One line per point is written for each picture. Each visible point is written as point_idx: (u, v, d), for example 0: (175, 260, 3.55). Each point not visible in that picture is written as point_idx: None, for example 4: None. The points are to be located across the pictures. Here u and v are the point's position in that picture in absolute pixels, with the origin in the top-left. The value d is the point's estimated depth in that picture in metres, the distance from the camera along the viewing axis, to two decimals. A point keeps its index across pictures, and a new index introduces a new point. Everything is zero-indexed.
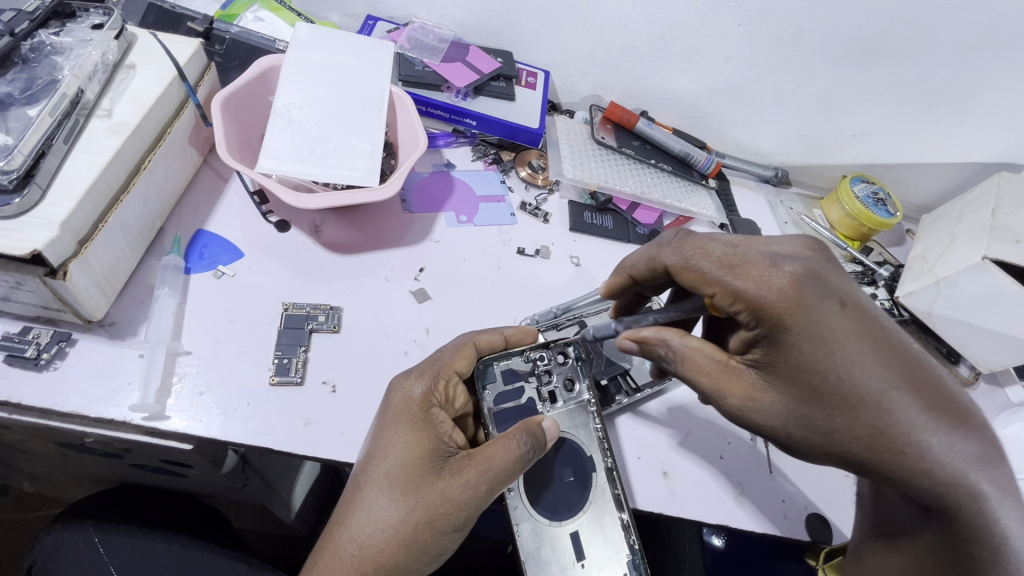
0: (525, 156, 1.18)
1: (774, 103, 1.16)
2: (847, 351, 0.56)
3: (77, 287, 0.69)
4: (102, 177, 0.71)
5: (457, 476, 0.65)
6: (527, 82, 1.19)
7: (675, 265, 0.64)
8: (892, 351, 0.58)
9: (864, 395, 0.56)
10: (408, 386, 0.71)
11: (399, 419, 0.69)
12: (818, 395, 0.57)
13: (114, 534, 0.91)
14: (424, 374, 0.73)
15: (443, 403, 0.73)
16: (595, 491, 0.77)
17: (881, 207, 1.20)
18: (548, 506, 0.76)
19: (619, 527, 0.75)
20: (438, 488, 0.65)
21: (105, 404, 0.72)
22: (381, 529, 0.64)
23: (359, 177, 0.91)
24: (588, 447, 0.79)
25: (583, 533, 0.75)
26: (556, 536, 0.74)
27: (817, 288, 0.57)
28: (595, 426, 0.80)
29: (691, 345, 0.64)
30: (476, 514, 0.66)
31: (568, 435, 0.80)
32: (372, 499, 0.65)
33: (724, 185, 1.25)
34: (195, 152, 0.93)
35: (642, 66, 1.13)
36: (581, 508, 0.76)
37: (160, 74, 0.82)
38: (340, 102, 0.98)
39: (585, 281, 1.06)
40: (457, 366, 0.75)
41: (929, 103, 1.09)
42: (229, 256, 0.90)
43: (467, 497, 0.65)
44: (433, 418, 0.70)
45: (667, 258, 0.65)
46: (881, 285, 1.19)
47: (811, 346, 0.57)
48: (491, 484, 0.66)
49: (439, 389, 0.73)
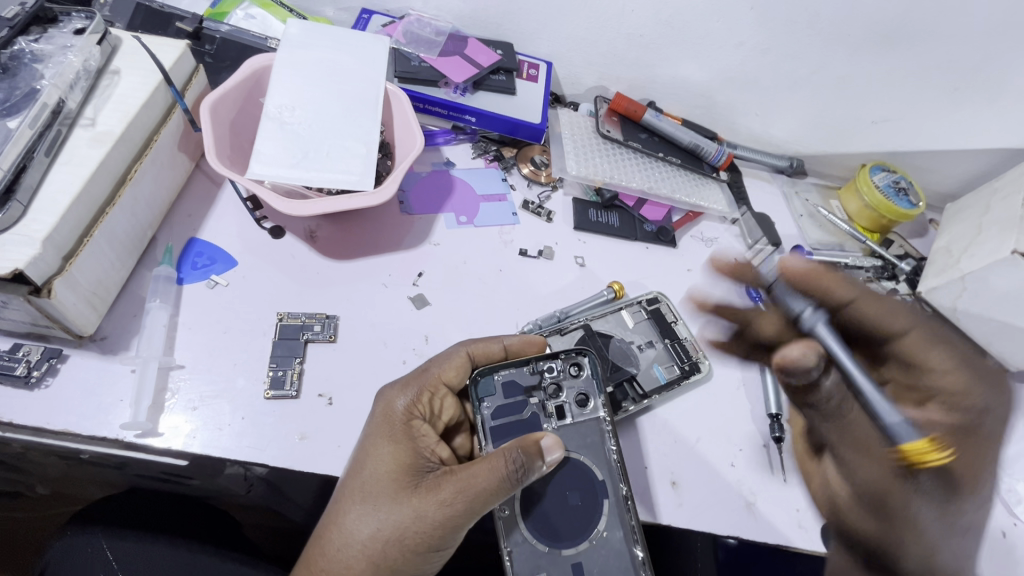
0: (528, 152, 1.14)
1: (789, 91, 1.10)
2: (892, 354, 0.75)
3: (64, 304, 0.68)
4: (86, 190, 0.69)
5: (433, 492, 0.63)
6: (529, 74, 1.14)
7: (837, 304, 0.74)
8: (911, 367, 0.74)
9: (874, 356, 0.75)
10: (392, 398, 0.71)
11: (379, 433, 0.68)
12: (854, 406, 0.69)
13: (124, 539, 0.91)
14: (410, 385, 0.72)
15: (427, 417, 0.72)
16: (602, 518, 0.69)
17: (903, 197, 1.14)
18: (547, 532, 0.68)
19: (626, 559, 0.68)
20: (411, 504, 0.63)
21: (96, 422, 0.71)
22: (351, 546, 0.62)
23: (353, 181, 0.88)
24: (599, 469, 0.72)
25: (587, 563, 0.67)
26: (554, 567, 0.67)
27: (965, 422, 0.70)
28: (611, 448, 0.72)
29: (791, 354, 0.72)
30: (453, 536, 0.63)
31: (575, 455, 0.72)
32: (346, 513, 0.64)
33: (737, 178, 1.20)
34: (186, 159, 0.91)
35: (649, 54, 1.08)
36: (587, 538, 0.68)
37: (146, 78, 0.80)
38: (334, 102, 0.95)
39: (590, 282, 1.03)
40: (446, 377, 0.74)
41: (955, 87, 1.03)
42: (223, 264, 0.88)
43: (443, 515, 0.62)
44: (413, 431, 0.69)
45: (846, 294, 0.74)
46: (904, 280, 1.14)
47: (871, 336, 0.75)
48: (467, 505, 0.62)
49: (424, 401, 0.72)
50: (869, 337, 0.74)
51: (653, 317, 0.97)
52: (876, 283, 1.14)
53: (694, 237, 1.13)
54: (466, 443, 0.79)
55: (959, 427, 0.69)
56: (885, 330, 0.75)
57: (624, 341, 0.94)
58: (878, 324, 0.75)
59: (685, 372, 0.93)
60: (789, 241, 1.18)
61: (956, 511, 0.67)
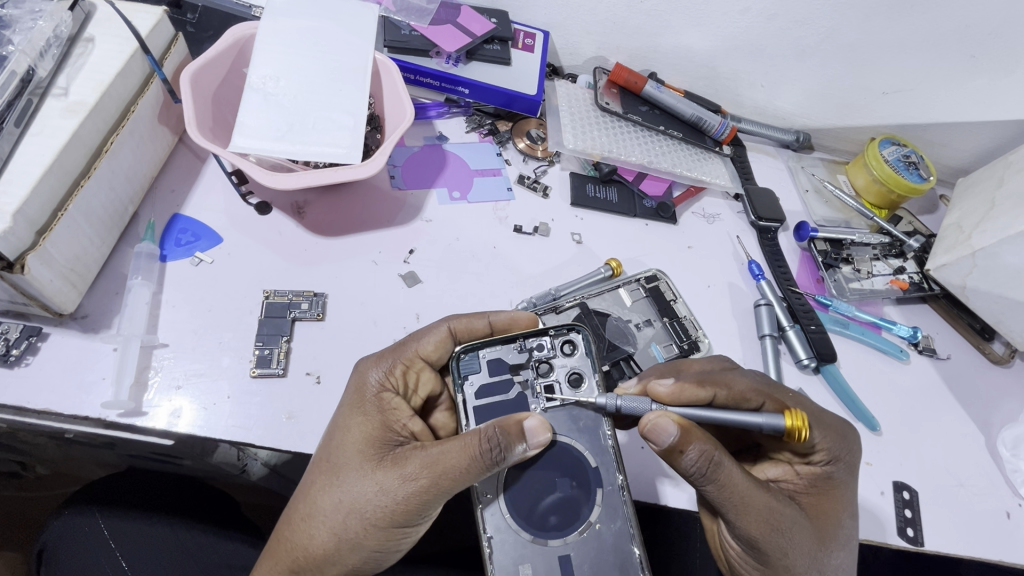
0: (523, 125, 1.10)
1: (795, 60, 1.05)
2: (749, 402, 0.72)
3: (39, 280, 0.68)
4: (58, 162, 0.68)
5: (399, 466, 0.62)
6: (524, 44, 1.09)
7: (700, 377, 0.73)
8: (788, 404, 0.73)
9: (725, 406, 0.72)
10: (366, 370, 0.71)
11: (351, 405, 0.68)
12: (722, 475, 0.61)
13: (119, 518, 0.88)
14: (385, 358, 0.71)
15: (401, 390, 0.71)
16: (595, 509, 0.66)
17: (913, 171, 1.09)
18: (534, 519, 0.66)
19: (618, 553, 0.65)
20: (376, 477, 0.62)
21: (79, 400, 0.72)
22: (316, 516, 0.62)
23: (341, 154, 0.85)
24: (593, 456, 0.68)
25: (576, 555, 0.65)
26: (540, 556, 0.65)
27: (856, 443, 0.73)
28: (606, 435, 0.69)
29: (678, 398, 0.70)
30: (419, 512, 0.62)
31: (565, 439, 0.69)
32: (313, 483, 0.64)
33: (740, 152, 1.16)
34: (168, 132, 0.88)
35: (650, 22, 1.03)
36: (576, 529, 0.66)
37: (121, 47, 0.77)
38: (320, 73, 0.91)
39: (587, 259, 1.00)
40: (423, 351, 0.72)
41: (973, 54, 0.97)
42: (207, 241, 0.87)
43: (407, 490, 0.61)
44: (384, 404, 0.68)
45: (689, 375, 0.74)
46: (912, 257, 1.10)
47: (727, 395, 0.71)
48: (432, 481, 0.60)
49: (398, 374, 0.71)
50: (740, 393, 0.72)
51: (651, 295, 0.94)
52: (883, 260, 1.10)
53: (695, 213, 1.10)
54: (447, 420, 0.79)
55: (813, 480, 0.71)
56: (744, 387, 0.73)
57: (621, 319, 0.91)
58: (735, 393, 0.72)
59: (684, 350, 0.91)
60: (793, 217, 1.15)
61: (836, 544, 0.66)
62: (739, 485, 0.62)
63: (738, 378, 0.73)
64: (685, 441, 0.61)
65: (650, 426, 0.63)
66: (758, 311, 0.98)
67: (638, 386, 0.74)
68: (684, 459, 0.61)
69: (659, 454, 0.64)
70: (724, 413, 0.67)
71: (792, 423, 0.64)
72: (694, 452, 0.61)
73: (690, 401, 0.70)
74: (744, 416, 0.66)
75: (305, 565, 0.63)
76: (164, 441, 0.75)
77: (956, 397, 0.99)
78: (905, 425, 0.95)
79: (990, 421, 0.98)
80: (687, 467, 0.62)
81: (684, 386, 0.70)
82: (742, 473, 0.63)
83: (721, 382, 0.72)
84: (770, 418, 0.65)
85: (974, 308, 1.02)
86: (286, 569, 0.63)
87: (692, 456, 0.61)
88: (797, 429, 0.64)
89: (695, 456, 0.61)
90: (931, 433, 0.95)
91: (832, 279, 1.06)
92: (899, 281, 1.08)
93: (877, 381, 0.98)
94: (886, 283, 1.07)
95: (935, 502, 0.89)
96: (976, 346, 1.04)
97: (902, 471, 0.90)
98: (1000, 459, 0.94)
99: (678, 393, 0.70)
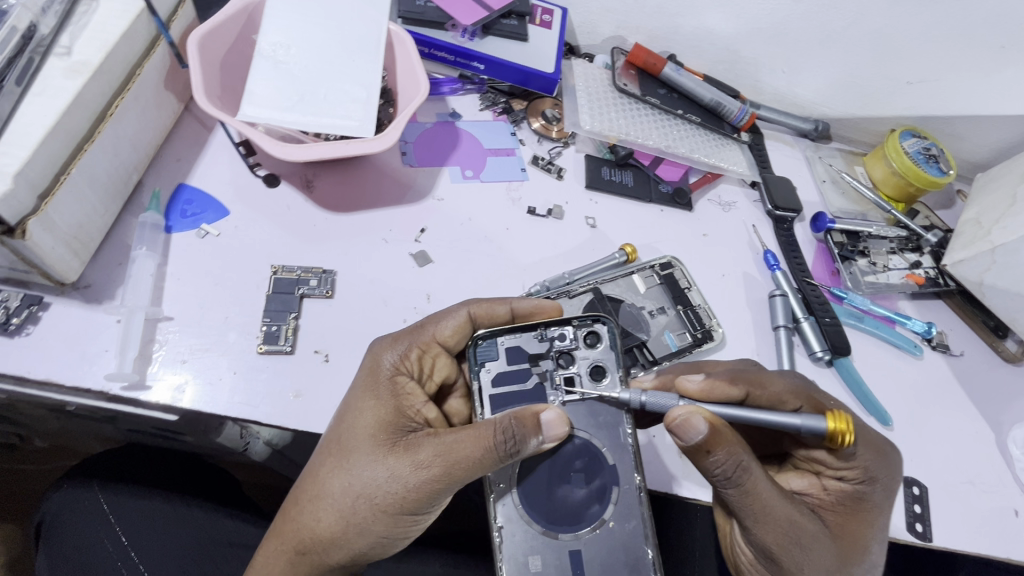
0: (538, 105, 1.07)
1: (820, 45, 1.02)
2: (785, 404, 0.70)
3: (41, 246, 0.65)
4: (62, 124, 0.66)
5: (412, 453, 0.60)
6: (542, 21, 1.06)
7: (734, 374, 0.71)
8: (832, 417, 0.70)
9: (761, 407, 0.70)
10: (381, 353, 0.69)
11: (365, 387, 0.66)
12: (747, 481, 0.60)
13: (119, 492, 0.86)
14: (401, 341, 0.70)
15: (416, 375, 0.69)
16: (609, 507, 0.65)
17: (933, 164, 1.07)
18: (546, 513, 0.65)
19: (629, 554, 0.63)
20: (387, 463, 0.60)
21: (82, 372, 0.70)
22: (325, 498, 0.61)
23: (353, 127, 0.82)
24: (611, 454, 0.67)
25: (587, 551, 0.64)
26: (550, 549, 0.64)
27: (897, 466, 0.71)
28: (627, 434, 0.67)
29: (704, 394, 0.69)
30: (429, 502, 0.60)
31: (583, 435, 0.67)
32: (322, 465, 0.63)
33: (758, 138, 1.13)
34: (174, 99, 0.86)
35: (672, 2, 1.00)
36: (588, 525, 0.64)
37: (126, 6, 0.74)
38: (333, 42, 0.88)
39: (600, 243, 0.98)
40: (442, 337, 0.71)
41: (1003, 43, 0.94)
42: (214, 213, 0.84)
43: (418, 478, 0.59)
44: (398, 389, 0.66)
45: (721, 371, 0.72)
46: (927, 252, 1.08)
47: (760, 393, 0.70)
48: (445, 470, 0.59)
49: (413, 358, 0.69)
50: (773, 393, 0.70)
51: (666, 282, 0.93)
52: (898, 254, 1.08)
53: (711, 201, 1.07)
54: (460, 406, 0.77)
55: (841, 497, 0.69)
56: (784, 391, 0.70)
57: (634, 306, 0.90)
58: (768, 393, 0.70)
59: (697, 339, 0.89)
60: (810, 208, 1.12)
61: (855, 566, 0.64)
62: (761, 496, 0.60)
63: (774, 378, 0.71)
64: (713, 442, 0.59)
65: (677, 422, 0.61)
66: (773, 301, 0.96)
67: (655, 379, 0.74)
68: (710, 459, 0.60)
69: (683, 450, 0.62)
70: (756, 412, 0.65)
71: (834, 427, 0.62)
72: (721, 455, 0.59)
73: (718, 395, 0.69)
74: (782, 418, 0.63)
75: (311, 547, 0.62)
76: (168, 416, 0.74)
77: (968, 394, 0.98)
78: (917, 420, 0.94)
79: (1001, 418, 0.96)
80: (712, 468, 0.60)
81: (715, 384, 0.69)
82: (769, 485, 0.61)
83: (753, 380, 0.71)
84: (808, 421, 0.63)
85: (989, 305, 1.00)
86: (291, 549, 0.62)
87: (719, 458, 0.59)
88: (840, 433, 0.62)
89: (722, 458, 0.59)
90: (942, 428, 0.94)
91: (848, 271, 1.05)
92: (914, 276, 1.06)
93: (890, 376, 0.97)
94: (901, 278, 1.06)
95: (946, 499, 0.88)
96: (989, 343, 1.03)
97: (912, 467, 0.89)
98: (1010, 457, 0.93)
99: (708, 390, 0.69)
